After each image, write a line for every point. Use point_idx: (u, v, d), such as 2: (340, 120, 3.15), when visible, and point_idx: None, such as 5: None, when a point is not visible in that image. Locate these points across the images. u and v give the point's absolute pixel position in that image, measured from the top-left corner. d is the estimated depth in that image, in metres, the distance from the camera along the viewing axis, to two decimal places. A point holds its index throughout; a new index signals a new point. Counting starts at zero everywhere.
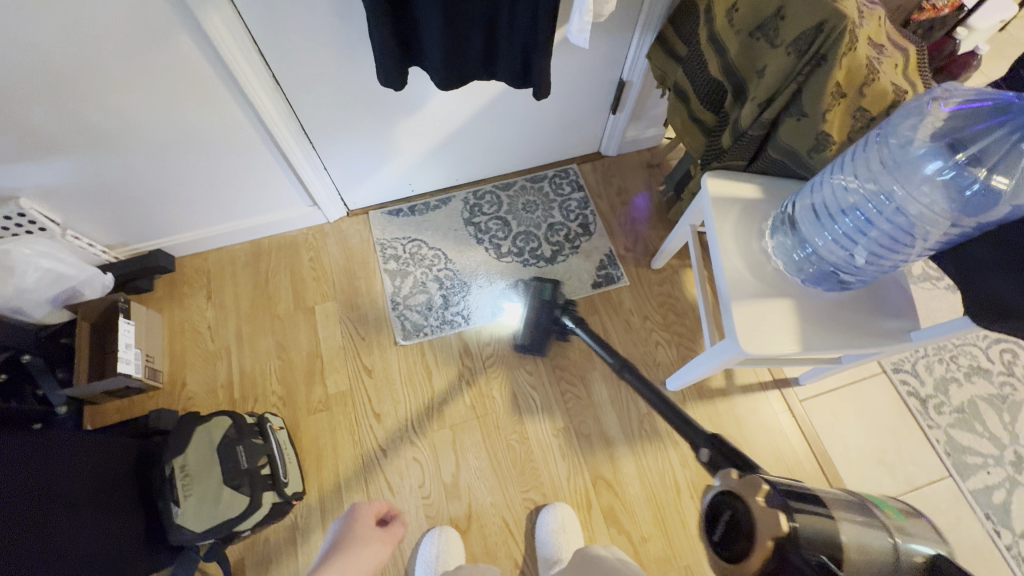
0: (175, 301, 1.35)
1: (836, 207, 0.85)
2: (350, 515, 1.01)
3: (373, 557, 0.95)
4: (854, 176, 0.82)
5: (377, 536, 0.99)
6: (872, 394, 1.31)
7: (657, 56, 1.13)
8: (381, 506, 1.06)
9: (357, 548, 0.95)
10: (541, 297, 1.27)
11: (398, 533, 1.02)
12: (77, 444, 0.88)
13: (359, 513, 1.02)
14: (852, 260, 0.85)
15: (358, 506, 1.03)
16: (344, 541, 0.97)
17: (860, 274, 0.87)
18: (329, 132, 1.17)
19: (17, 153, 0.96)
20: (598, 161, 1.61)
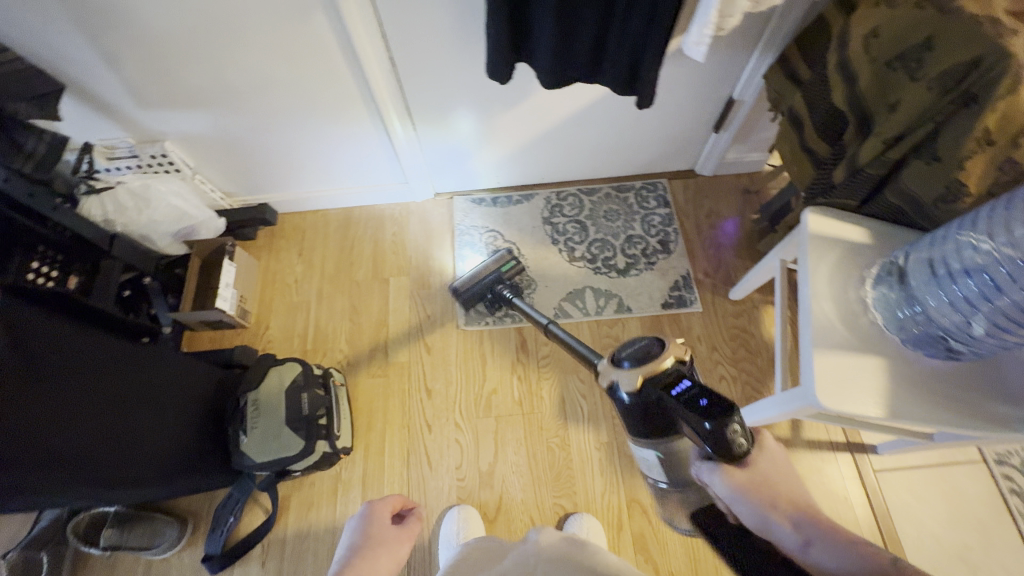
0: (272, 252, 1.48)
1: (958, 267, 0.77)
2: (365, 514, 0.99)
3: (391, 557, 0.94)
4: (987, 236, 0.74)
5: (394, 536, 0.98)
6: (965, 483, 1.15)
7: (775, 77, 1.07)
8: (397, 502, 1.04)
9: (374, 549, 0.93)
10: (501, 266, 1.28)
11: (415, 530, 1.01)
12: (177, 361, 1.00)
13: (375, 512, 1.00)
14: (968, 328, 0.77)
15: (373, 503, 1.02)
16: (366, 541, 0.95)
17: (975, 345, 0.78)
18: (430, 116, 1.23)
19: (169, 102, 1.11)
20: (689, 179, 1.55)
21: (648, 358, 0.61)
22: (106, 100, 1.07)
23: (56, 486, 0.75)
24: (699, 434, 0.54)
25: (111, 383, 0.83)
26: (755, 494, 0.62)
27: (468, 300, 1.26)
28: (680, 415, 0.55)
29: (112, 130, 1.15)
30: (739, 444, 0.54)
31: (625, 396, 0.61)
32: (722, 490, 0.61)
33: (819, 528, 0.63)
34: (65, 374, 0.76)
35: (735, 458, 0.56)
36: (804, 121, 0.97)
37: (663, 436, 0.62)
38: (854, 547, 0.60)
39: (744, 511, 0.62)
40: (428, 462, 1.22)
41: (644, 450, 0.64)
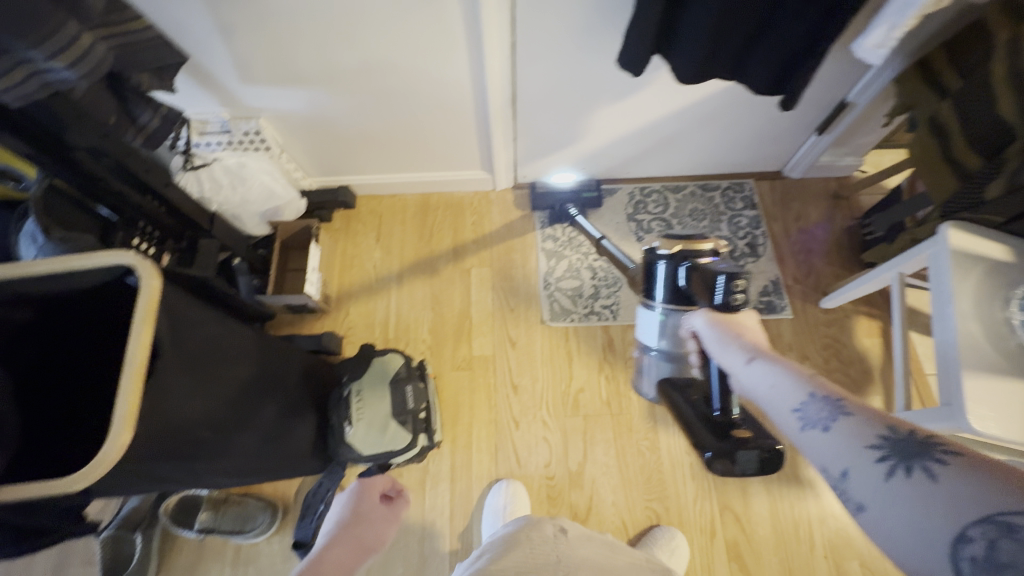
0: (349, 236, 1.45)
1: None
2: (356, 491, 0.99)
3: (376, 533, 0.95)
4: None
5: (382, 515, 0.98)
6: None
7: (911, 83, 1.02)
8: (384, 481, 1.03)
9: (364, 525, 0.94)
10: (581, 193, 1.43)
11: (402, 510, 1.02)
12: (284, 350, 0.96)
13: (365, 490, 0.99)
14: None
15: (365, 481, 1.01)
16: (355, 517, 0.95)
17: None
18: (532, 104, 1.18)
19: (275, 79, 1.06)
20: (777, 181, 1.51)
21: (691, 238, 0.70)
22: (213, 74, 1.03)
23: (199, 474, 0.74)
24: (711, 284, 0.65)
25: (241, 368, 0.81)
26: (730, 330, 0.65)
27: (540, 200, 1.42)
28: (700, 274, 0.66)
29: (208, 104, 1.10)
30: (736, 298, 0.64)
31: (658, 260, 0.70)
32: (700, 326, 0.68)
33: (770, 356, 0.60)
34: (205, 359, 0.73)
35: (728, 308, 0.65)
36: (953, 131, 0.92)
37: (675, 300, 0.71)
38: (802, 379, 0.54)
39: (710, 341, 0.66)
40: (516, 459, 1.20)
41: (651, 311, 0.75)
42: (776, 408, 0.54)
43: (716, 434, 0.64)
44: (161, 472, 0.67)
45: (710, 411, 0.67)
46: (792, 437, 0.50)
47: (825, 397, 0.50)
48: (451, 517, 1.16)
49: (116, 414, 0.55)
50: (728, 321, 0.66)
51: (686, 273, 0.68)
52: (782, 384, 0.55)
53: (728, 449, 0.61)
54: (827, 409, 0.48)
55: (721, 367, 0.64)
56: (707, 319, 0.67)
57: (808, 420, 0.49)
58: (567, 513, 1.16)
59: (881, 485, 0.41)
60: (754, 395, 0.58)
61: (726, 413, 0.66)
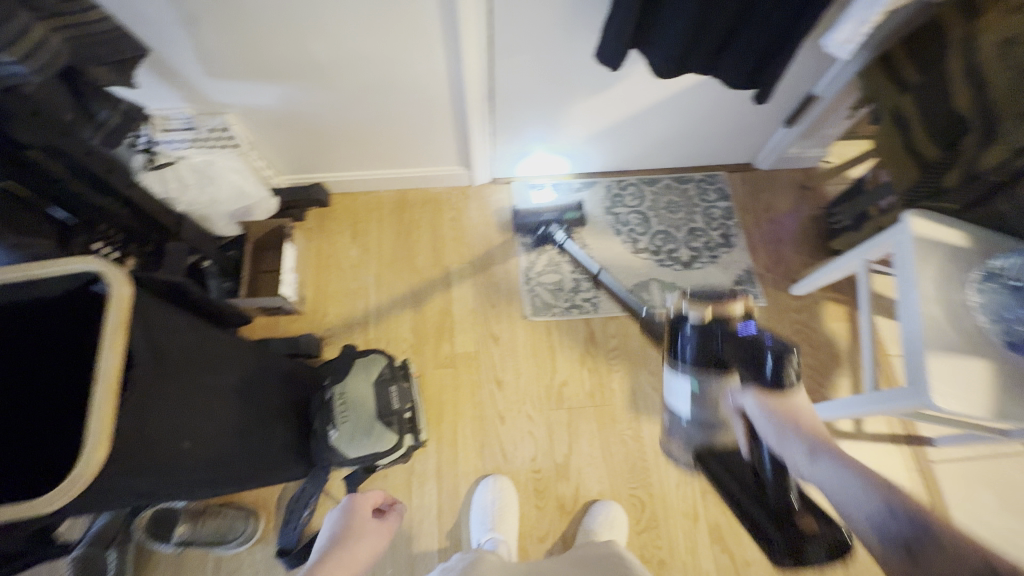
0: (324, 236, 1.41)
1: None
2: (348, 507, 0.93)
3: (371, 542, 0.89)
4: None
5: (375, 529, 0.92)
6: (1016, 474, 1.21)
7: (874, 77, 1.06)
8: (379, 495, 1.00)
9: (357, 539, 0.88)
10: (565, 216, 1.36)
11: (393, 526, 0.97)
12: (261, 356, 0.93)
13: (354, 507, 0.94)
14: None
15: (356, 495, 0.97)
16: (346, 534, 0.88)
17: None
18: (511, 99, 1.17)
19: (243, 72, 1.02)
20: (748, 172, 1.55)
21: (722, 300, 0.70)
22: (177, 68, 0.98)
23: (179, 489, 0.71)
24: (757, 359, 0.65)
25: (221, 378, 0.78)
26: (784, 416, 0.62)
27: (522, 224, 1.36)
28: (730, 343, 0.67)
29: (171, 100, 1.05)
30: (790, 374, 0.64)
31: (683, 327, 0.71)
32: (753, 410, 0.64)
33: (831, 450, 0.59)
34: (183, 371, 0.71)
35: (779, 387, 0.64)
36: (913, 123, 0.97)
37: (705, 363, 0.68)
38: (874, 483, 0.55)
39: (763, 426, 0.64)
40: (502, 454, 1.21)
41: (680, 377, 0.70)
42: (845, 512, 0.55)
43: (772, 518, 0.61)
44: (143, 488, 0.65)
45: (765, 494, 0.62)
46: (872, 547, 0.53)
47: (897, 509, 0.52)
48: (439, 515, 1.15)
49: (91, 430, 0.52)
50: (782, 405, 0.63)
51: (720, 339, 0.68)
52: (851, 486, 0.55)
53: (791, 538, 0.59)
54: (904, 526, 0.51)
55: (777, 456, 0.62)
56: (756, 401, 0.64)
57: (886, 531, 0.51)
58: (554, 505, 1.17)
59: None
60: (830, 497, 0.57)
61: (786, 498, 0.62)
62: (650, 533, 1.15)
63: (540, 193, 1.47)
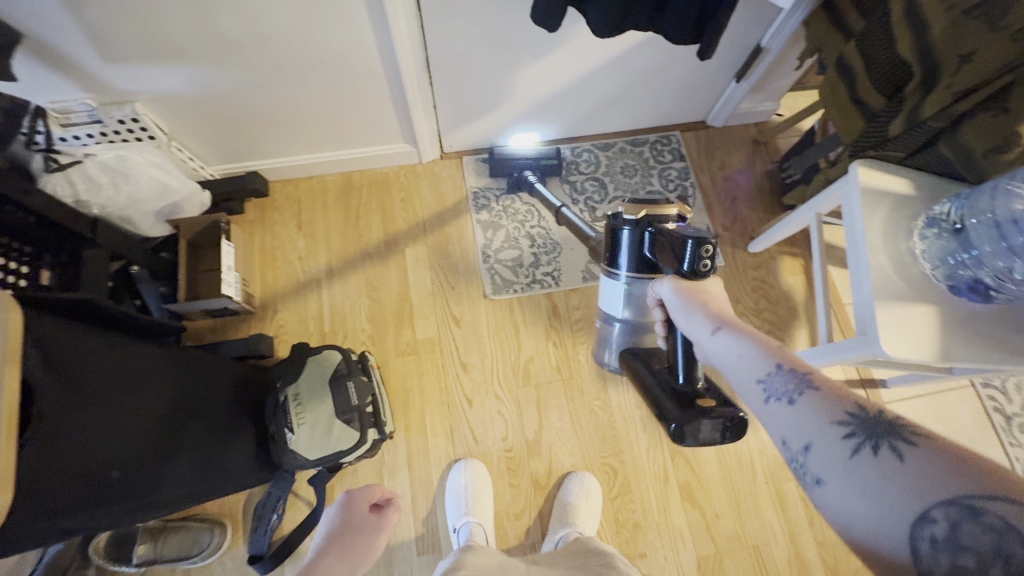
0: (266, 229, 1.33)
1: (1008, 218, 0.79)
2: (343, 503, 1.02)
3: (366, 542, 1.00)
4: None
5: (371, 523, 1.02)
6: (960, 405, 1.28)
7: (819, 24, 1.03)
8: (376, 491, 1.05)
9: (352, 538, 0.99)
10: (541, 158, 1.35)
11: (393, 519, 1.04)
12: (209, 364, 0.88)
13: (353, 501, 1.03)
14: (1008, 272, 0.81)
15: (354, 491, 1.04)
16: (341, 530, 0.99)
17: (1013, 289, 0.82)
18: (449, 67, 1.10)
19: (145, 55, 0.92)
20: (701, 131, 1.52)
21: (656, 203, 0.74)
22: (65, 53, 0.88)
23: (118, 516, 0.67)
24: (676, 248, 0.66)
25: (164, 392, 0.74)
26: (695, 298, 0.68)
27: (501, 164, 1.35)
28: (664, 237, 0.69)
29: (66, 89, 0.94)
30: (703, 264, 0.65)
31: (623, 226, 0.74)
32: (668, 295, 0.71)
33: (734, 325, 0.66)
34: (109, 393, 0.66)
35: (695, 276, 0.66)
36: (858, 71, 0.95)
37: (640, 268, 0.76)
38: (766, 350, 0.60)
39: (676, 309, 0.70)
40: (472, 436, 1.20)
41: (615, 280, 0.80)
42: (743, 379, 0.60)
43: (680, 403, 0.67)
44: (77, 520, 0.63)
45: (676, 381, 0.71)
46: (758, 411, 0.56)
47: (789, 370, 0.55)
48: (414, 505, 1.14)
49: None
50: (695, 290, 0.69)
51: (651, 237, 0.71)
52: (746, 354, 0.61)
53: (689, 418, 0.63)
54: (790, 382, 0.54)
55: (687, 335, 0.69)
56: (673, 287, 0.70)
57: (774, 393, 0.55)
58: (528, 481, 1.17)
59: (844, 461, 0.45)
60: (713, 358, 0.67)
61: (692, 384, 0.69)
62: (623, 498, 1.17)
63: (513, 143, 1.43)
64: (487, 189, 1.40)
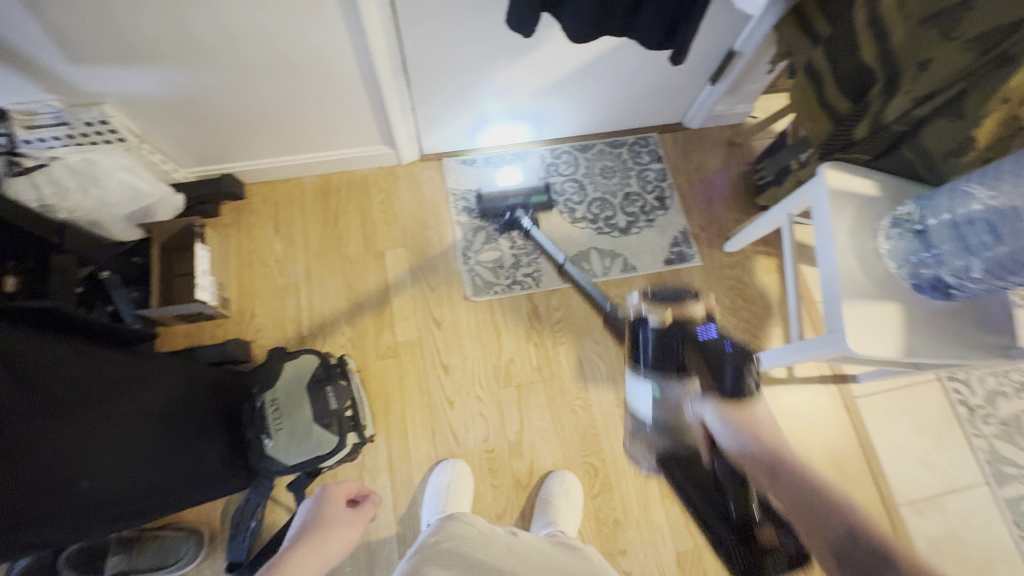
0: (243, 231, 1.31)
1: (965, 218, 0.82)
2: (320, 496, 0.96)
3: (341, 540, 0.91)
4: (982, 186, 0.81)
5: (347, 518, 0.95)
6: (926, 397, 1.33)
7: (788, 30, 1.06)
8: (353, 486, 1.00)
9: (324, 532, 0.90)
10: (529, 198, 1.24)
11: (370, 514, 0.99)
12: (185, 370, 0.86)
13: (331, 496, 0.96)
14: (967, 271, 0.83)
15: (328, 487, 0.98)
16: (314, 524, 0.91)
17: (975, 286, 0.84)
18: (426, 69, 1.10)
19: (112, 57, 0.90)
20: (678, 132, 1.54)
21: (678, 301, 0.66)
22: (28, 54, 0.85)
23: (92, 527, 0.66)
24: (713, 365, 0.64)
25: (137, 400, 0.73)
26: (741, 426, 0.65)
27: (486, 206, 1.24)
28: (696, 350, 0.64)
29: (29, 92, 0.92)
30: (747, 385, 0.65)
31: (650, 331, 0.65)
32: (711, 420, 0.66)
33: (793, 471, 0.65)
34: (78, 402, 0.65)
35: (738, 396, 0.65)
36: (825, 76, 0.98)
37: (668, 369, 0.65)
38: (832, 502, 0.60)
39: (722, 435, 0.66)
40: (454, 438, 1.20)
41: (641, 381, 0.67)
42: (813, 532, 0.58)
43: (737, 536, 0.60)
44: (51, 533, 0.62)
45: (723, 512, 0.62)
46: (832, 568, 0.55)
47: (865, 540, 0.55)
48: (395, 507, 1.14)
49: None
50: (740, 416, 0.66)
51: (680, 346, 0.64)
52: (814, 505, 0.60)
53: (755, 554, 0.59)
54: (866, 549, 0.54)
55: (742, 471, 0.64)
56: (718, 413, 0.65)
57: (852, 562, 0.54)
58: (510, 481, 1.18)
59: None
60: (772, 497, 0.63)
61: (744, 514, 0.61)
62: (605, 496, 1.19)
63: (498, 179, 1.42)
64: (467, 190, 1.40)
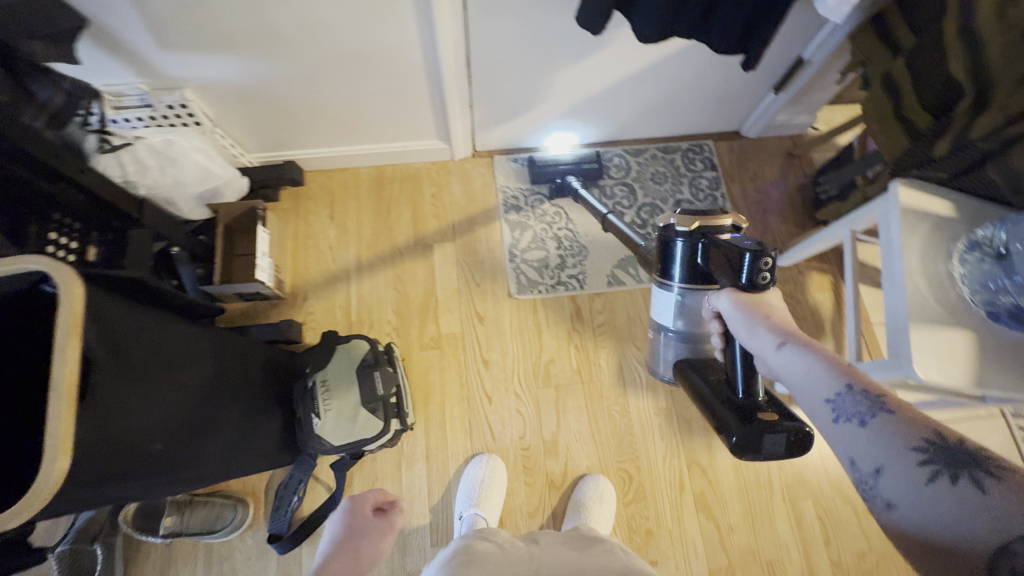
0: (300, 216, 1.36)
1: None
2: (348, 508, 1.01)
3: (371, 548, 0.97)
4: None
5: (376, 528, 1.00)
6: (988, 434, 1.25)
7: (866, 40, 1.02)
8: (378, 495, 1.05)
9: (356, 543, 0.96)
10: (581, 164, 1.38)
11: (398, 521, 1.03)
12: (243, 346, 0.91)
13: (357, 506, 1.01)
14: None
15: (356, 496, 1.03)
16: (347, 537, 0.97)
17: None
18: (488, 66, 1.11)
19: (197, 45, 0.95)
20: (734, 141, 1.50)
21: (709, 214, 0.74)
22: (125, 40, 0.91)
23: (157, 488, 0.71)
24: (737, 262, 0.67)
25: (203, 370, 0.78)
26: (755, 309, 0.68)
27: (542, 170, 1.36)
28: (726, 251, 0.69)
29: (119, 73, 0.97)
30: (761, 275, 0.67)
31: (676, 238, 0.76)
32: (725, 306, 0.71)
33: (800, 341, 0.65)
34: (156, 368, 0.69)
35: (753, 286, 0.68)
36: (904, 89, 0.93)
37: (694, 279, 0.77)
38: (835, 370, 0.59)
39: (734, 319, 0.70)
40: (490, 432, 1.21)
41: (667, 292, 0.81)
42: (812, 398, 0.59)
43: (737, 417, 0.70)
44: (115, 490, 0.65)
45: (735, 395, 0.73)
46: (828, 430, 0.55)
47: (861, 391, 0.54)
48: (429, 495, 1.16)
49: (48, 441, 0.51)
50: (752, 300, 0.69)
51: (704, 248, 0.73)
52: (809, 369, 0.61)
53: (753, 432, 0.67)
54: (861, 402, 0.53)
55: (749, 347, 0.69)
56: (731, 300, 0.70)
57: (843, 413, 0.54)
58: (543, 481, 1.18)
59: (917, 483, 0.45)
60: (780, 374, 0.65)
61: (751, 397, 0.72)
62: (638, 504, 1.17)
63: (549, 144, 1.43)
64: (518, 189, 1.41)
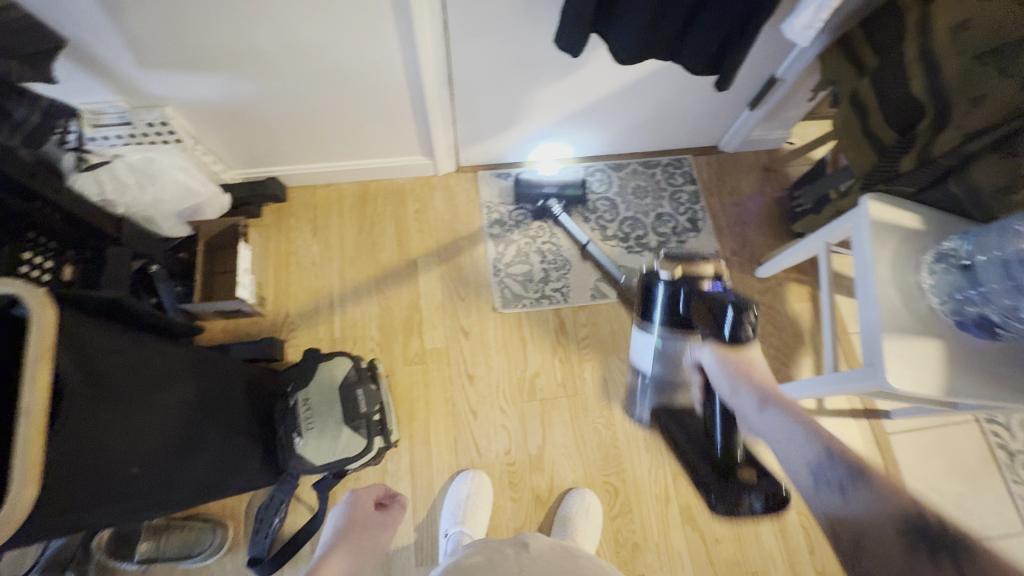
0: (282, 232, 1.35)
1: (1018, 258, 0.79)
2: (349, 501, 1.04)
3: (371, 541, 1.01)
4: None
5: (376, 523, 1.04)
6: (963, 439, 1.28)
7: (833, 60, 1.06)
8: (380, 489, 1.09)
9: (357, 535, 1.00)
10: (563, 189, 1.38)
11: (398, 516, 1.07)
12: (223, 365, 0.89)
13: (358, 500, 1.05)
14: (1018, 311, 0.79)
15: (358, 489, 1.07)
16: (348, 529, 1.00)
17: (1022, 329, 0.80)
18: (470, 85, 1.13)
19: (178, 64, 0.95)
20: (713, 156, 1.54)
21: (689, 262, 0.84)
22: (104, 59, 0.91)
23: (131, 513, 0.69)
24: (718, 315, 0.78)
25: (181, 392, 0.76)
26: (738, 369, 0.77)
27: (524, 194, 1.37)
28: (706, 301, 0.78)
29: (97, 92, 0.96)
30: (744, 330, 0.78)
31: (659, 283, 0.82)
32: (708, 360, 0.80)
33: (778, 403, 0.72)
34: (133, 391, 0.68)
35: (733, 340, 0.78)
36: (870, 107, 0.97)
37: (674, 324, 0.82)
38: (809, 431, 0.65)
39: (719, 379, 0.79)
40: (476, 448, 1.20)
41: (649, 336, 0.85)
42: (790, 459, 0.64)
43: (718, 472, 0.79)
44: (89, 518, 0.63)
45: (713, 448, 0.81)
46: (804, 491, 0.61)
47: (834, 458, 0.60)
48: (414, 513, 1.15)
49: (16, 471, 0.50)
50: (736, 359, 0.78)
51: (685, 297, 0.80)
52: (787, 428, 0.67)
53: (733, 488, 0.76)
54: (839, 467, 0.59)
55: (732, 405, 0.77)
56: (714, 354, 0.79)
57: (823, 477, 0.59)
58: (529, 496, 1.18)
59: (885, 541, 0.50)
60: (760, 433, 0.72)
61: (728, 453, 0.79)
62: (624, 518, 1.17)
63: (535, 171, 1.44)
64: (501, 204, 1.42)
